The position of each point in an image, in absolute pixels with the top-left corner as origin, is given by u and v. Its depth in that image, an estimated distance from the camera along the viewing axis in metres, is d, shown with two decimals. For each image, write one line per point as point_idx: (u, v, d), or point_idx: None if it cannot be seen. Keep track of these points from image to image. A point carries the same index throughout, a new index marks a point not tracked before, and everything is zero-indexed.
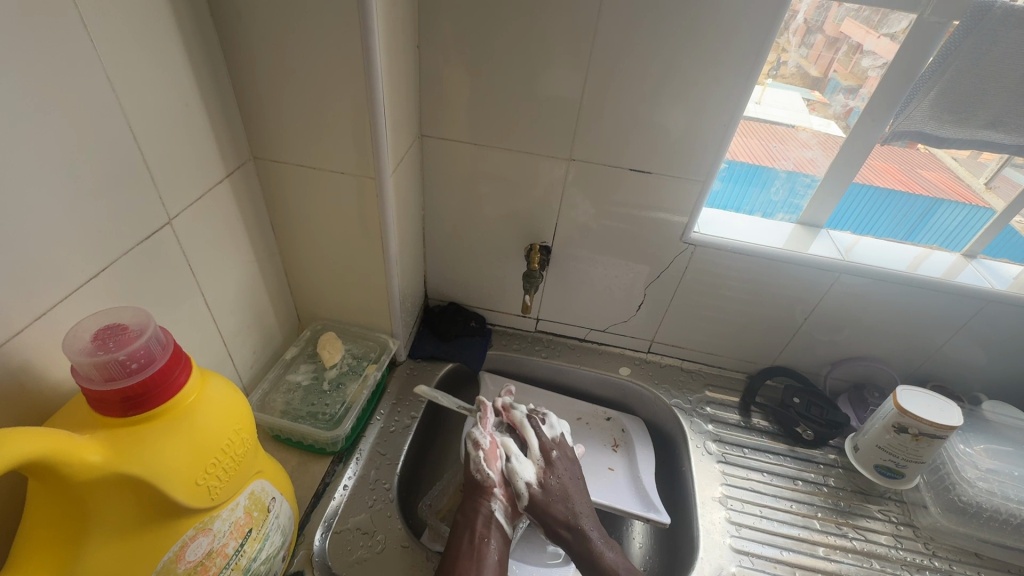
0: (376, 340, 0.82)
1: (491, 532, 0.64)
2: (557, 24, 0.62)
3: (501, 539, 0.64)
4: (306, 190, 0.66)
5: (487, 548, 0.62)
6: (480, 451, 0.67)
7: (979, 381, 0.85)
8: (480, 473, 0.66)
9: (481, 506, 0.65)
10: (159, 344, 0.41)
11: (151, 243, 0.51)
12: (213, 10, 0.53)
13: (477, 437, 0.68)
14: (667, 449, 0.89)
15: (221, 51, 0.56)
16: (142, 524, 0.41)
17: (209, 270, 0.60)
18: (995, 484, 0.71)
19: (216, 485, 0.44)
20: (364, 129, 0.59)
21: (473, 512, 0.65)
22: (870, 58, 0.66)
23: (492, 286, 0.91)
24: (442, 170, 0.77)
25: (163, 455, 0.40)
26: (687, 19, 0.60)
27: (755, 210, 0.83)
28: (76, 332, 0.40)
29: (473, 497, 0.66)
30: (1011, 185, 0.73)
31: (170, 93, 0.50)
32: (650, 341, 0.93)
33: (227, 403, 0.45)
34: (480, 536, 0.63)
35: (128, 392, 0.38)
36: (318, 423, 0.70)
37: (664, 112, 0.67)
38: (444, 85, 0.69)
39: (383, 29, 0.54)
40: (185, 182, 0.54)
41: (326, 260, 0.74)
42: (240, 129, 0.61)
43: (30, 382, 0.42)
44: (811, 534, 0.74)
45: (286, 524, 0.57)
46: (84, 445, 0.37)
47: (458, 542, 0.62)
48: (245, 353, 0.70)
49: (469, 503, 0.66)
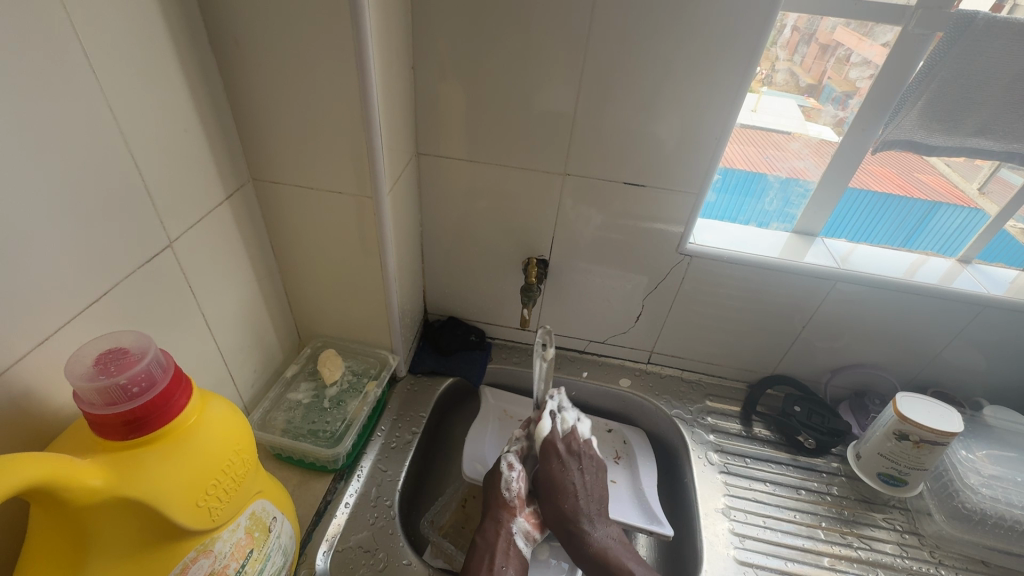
0: (376, 357, 0.82)
1: (508, 559, 0.66)
2: (548, 44, 0.64)
3: (518, 566, 0.66)
4: (304, 211, 0.67)
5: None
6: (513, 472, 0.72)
7: (980, 386, 0.85)
8: (508, 492, 0.71)
9: (501, 530, 0.68)
10: (160, 366, 0.42)
11: (151, 266, 0.52)
12: (214, 41, 0.55)
13: (508, 480, 0.72)
14: (669, 460, 0.89)
15: (221, 77, 0.57)
16: (143, 549, 0.41)
17: (210, 291, 0.61)
18: (999, 490, 0.71)
19: (216, 507, 0.45)
20: (361, 149, 0.60)
21: (493, 535, 0.67)
22: (858, 70, 0.67)
23: (492, 299, 0.92)
24: (439, 186, 0.78)
25: (164, 478, 0.40)
26: (674, 38, 0.61)
27: (750, 219, 0.84)
28: (78, 356, 0.40)
29: (495, 518, 0.69)
30: (1006, 186, 0.75)
31: (169, 118, 0.51)
32: (649, 352, 0.93)
33: (226, 424, 0.45)
34: (500, 565, 0.64)
35: (129, 415, 0.38)
36: (319, 441, 0.70)
37: (656, 125, 0.68)
38: (439, 104, 0.71)
39: (377, 55, 0.55)
40: (185, 204, 0.55)
41: (325, 279, 0.74)
42: (239, 152, 0.62)
43: (34, 409, 0.43)
44: (816, 544, 0.74)
45: (287, 544, 0.57)
46: (86, 469, 0.37)
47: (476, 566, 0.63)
48: (246, 371, 0.70)
49: (489, 525, 0.69)
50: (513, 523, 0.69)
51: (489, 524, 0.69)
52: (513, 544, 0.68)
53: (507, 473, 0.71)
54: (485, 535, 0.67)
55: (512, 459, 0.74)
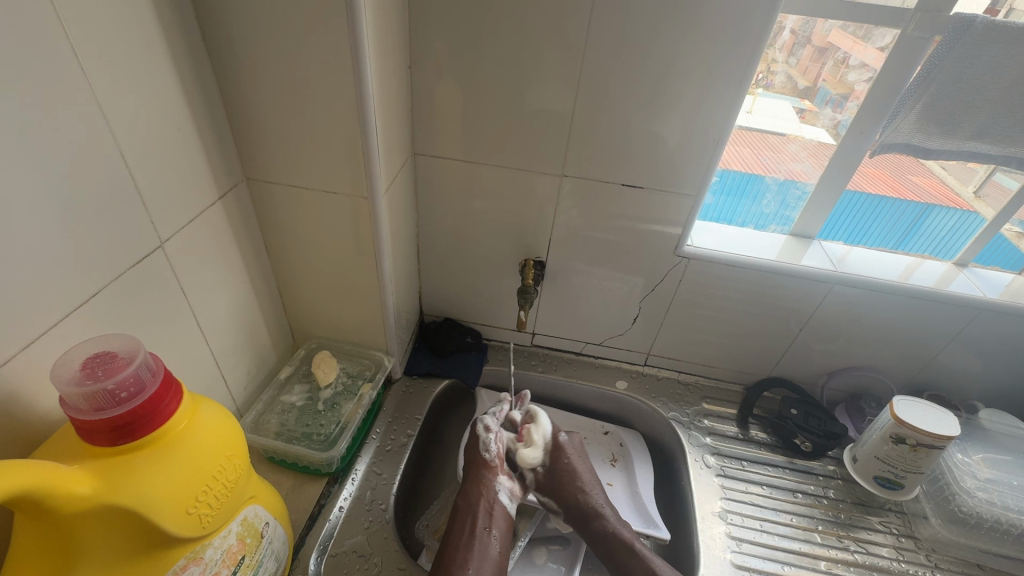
0: (371, 359, 0.81)
1: (495, 520, 0.69)
2: (546, 44, 0.63)
3: (503, 526, 0.69)
4: (298, 211, 0.66)
5: (489, 537, 0.67)
6: (490, 434, 0.75)
7: (976, 388, 0.85)
8: (486, 453, 0.74)
9: (484, 492, 0.71)
10: (150, 371, 0.41)
11: (141, 268, 0.51)
12: (206, 38, 0.54)
13: (488, 443, 0.75)
14: (665, 463, 0.89)
15: (214, 74, 0.56)
16: (132, 557, 0.40)
17: (202, 293, 0.60)
18: (995, 494, 0.71)
19: (208, 513, 0.44)
20: (357, 149, 0.59)
21: (475, 496, 0.70)
22: (856, 71, 0.67)
23: (488, 301, 0.91)
24: (436, 187, 0.78)
25: (154, 484, 0.39)
26: (673, 39, 0.61)
27: (747, 222, 0.84)
28: (64, 361, 0.39)
29: (474, 479, 0.72)
30: (1002, 191, 0.74)
31: (161, 116, 0.50)
32: (646, 354, 0.93)
33: (218, 430, 0.45)
34: (483, 526, 0.67)
35: (118, 421, 0.38)
36: (313, 445, 0.69)
37: (654, 127, 0.67)
38: (436, 104, 0.70)
39: (374, 54, 0.54)
40: (177, 204, 0.54)
41: (320, 280, 0.74)
42: (232, 151, 0.61)
43: (19, 414, 0.42)
44: (812, 547, 0.74)
45: (279, 549, 0.56)
46: (73, 477, 0.36)
47: (460, 530, 0.66)
48: (239, 373, 0.69)
49: (472, 486, 0.71)
50: (493, 482, 0.72)
51: (470, 488, 0.71)
52: (495, 501, 0.71)
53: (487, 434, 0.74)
54: (467, 498, 0.70)
55: (489, 422, 0.76)
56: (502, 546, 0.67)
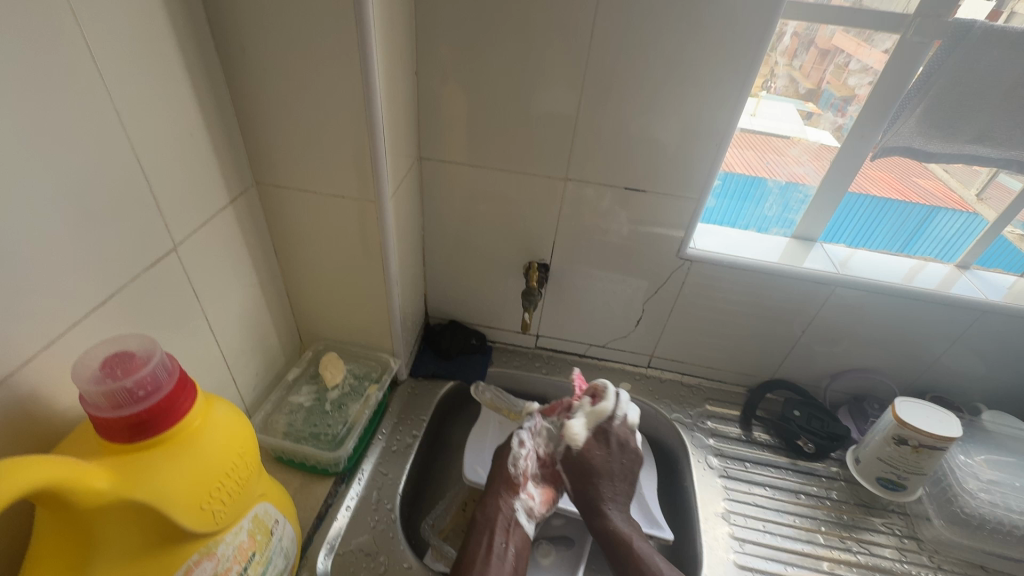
0: (377, 360, 0.83)
1: (508, 537, 0.66)
2: (550, 51, 0.64)
3: (520, 545, 0.66)
4: (307, 215, 0.68)
5: (505, 554, 0.64)
6: (523, 449, 0.73)
7: (978, 390, 0.85)
8: (513, 468, 0.71)
9: (503, 509, 0.68)
10: (165, 370, 0.42)
11: (155, 270, 0.52)
12: (219, 46, 0.55)
13: (517, 456, 0.72)
14: (668, 464, 0.89)
15: (225, 81, 0.58)
16: (147, 551, 0.41)
17: (213, 294, 0.61)
18: (997, 495, 0.71)
19: (220, 510, 0.45)
20: (364, 154, 0.60)
21: (493, 512, 0.68)
22: (857, 76, 0.68)
23: (493, 303, 0.92)
24: (441, 191, 0.79)
25: (169, 481, 0.40)
26: (675, 45, 0.62)
27: (750, 225, 0.85)
28: (84, 360, 0.41)
29: (497, 495, 0.69)
30: (1005, 192, 0.74)
31: (174, 122, 0.52)
32: (649, 356, 0.94)
33: (230, 428, 0.46)
34: (499, 543, 0.65)
35: (135, 418, 0.39)
36: (320, 445, 0.70)
37: (657, 131, 0.68)
38: (442, 109, 0.71)
39: (381, 61, 0.56)
40: (190, 207, 0.55)
41: (327, 282, 0.75)
42: (243, 156, 0.63)
43: (38, 411, 0.43)
44: (815, 548, 0.74)
45: (288, 547, 0.57)
46: (92, 472, 0.37)
47: (475, 545, 0.64)
48: (248, 373, 0.71)
49: (491, 502, 0.69)
50: (514, 500, 0.69)
51: (490, 502, 0.69)
52: (514, 519, 0.68)
53: (517, 445, 0.72)
54: (486, 512, 0.68)
55: (523, 437, 0.74)
56: (518, 562, 0.65)
